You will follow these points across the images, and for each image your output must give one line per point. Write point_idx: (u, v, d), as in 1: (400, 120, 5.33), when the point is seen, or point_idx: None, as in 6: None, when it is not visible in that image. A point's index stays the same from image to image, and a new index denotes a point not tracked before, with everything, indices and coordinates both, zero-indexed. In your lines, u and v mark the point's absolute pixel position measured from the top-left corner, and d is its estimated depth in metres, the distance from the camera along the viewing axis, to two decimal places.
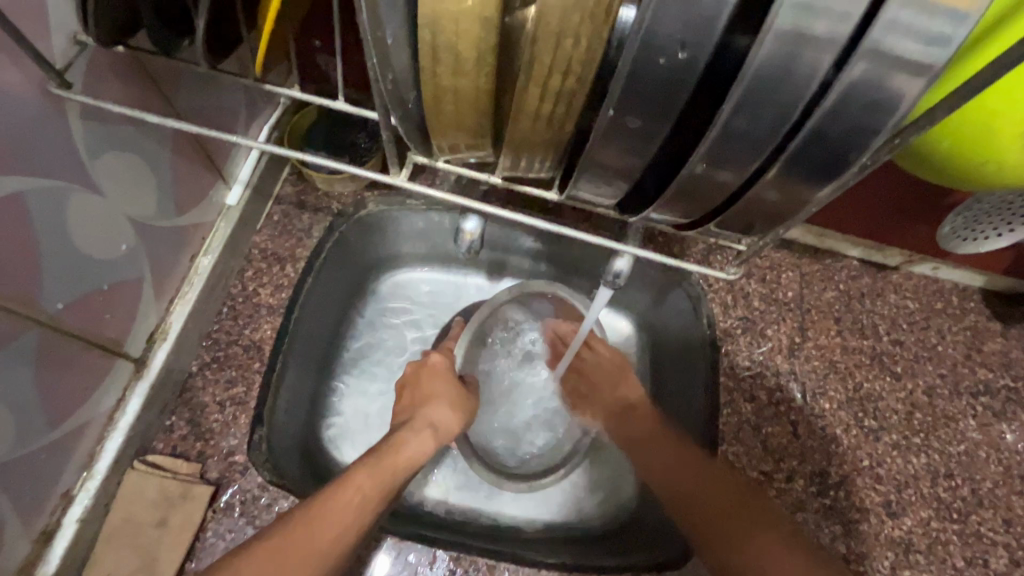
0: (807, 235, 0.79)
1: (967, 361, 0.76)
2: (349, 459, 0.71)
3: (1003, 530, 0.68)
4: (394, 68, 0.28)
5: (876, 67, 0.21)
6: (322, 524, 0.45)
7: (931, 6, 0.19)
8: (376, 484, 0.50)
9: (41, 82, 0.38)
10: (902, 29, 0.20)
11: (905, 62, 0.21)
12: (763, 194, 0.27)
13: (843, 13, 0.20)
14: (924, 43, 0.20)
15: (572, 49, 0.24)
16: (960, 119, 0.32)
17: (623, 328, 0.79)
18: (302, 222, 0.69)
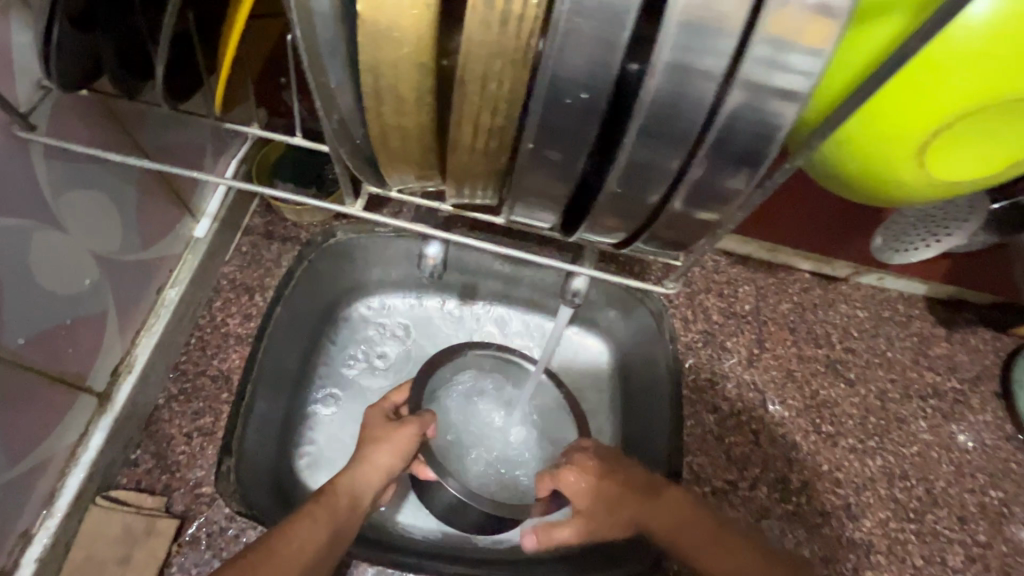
0: (760, 251, 0.84)
1: (915, 365, 0.81)
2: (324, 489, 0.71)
3: (958, 527, 0.70)
4: (341, 108, 0.30)
5: (752, 96, 0.23)
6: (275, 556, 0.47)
7: (791, 42, 0.22)
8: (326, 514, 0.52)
9: (6, 126, 0.39)
10: (769, 66, 0.23)
11: (776, 90, 0.23)
12: (679, 214, 0.30)
13: (719, 49, 0.23)
14: (789, 75, 0.23)
15: (497, 90, 0.27)
16: (853, 139, 0.36)
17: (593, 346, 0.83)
18: (271, 252, 0.71)
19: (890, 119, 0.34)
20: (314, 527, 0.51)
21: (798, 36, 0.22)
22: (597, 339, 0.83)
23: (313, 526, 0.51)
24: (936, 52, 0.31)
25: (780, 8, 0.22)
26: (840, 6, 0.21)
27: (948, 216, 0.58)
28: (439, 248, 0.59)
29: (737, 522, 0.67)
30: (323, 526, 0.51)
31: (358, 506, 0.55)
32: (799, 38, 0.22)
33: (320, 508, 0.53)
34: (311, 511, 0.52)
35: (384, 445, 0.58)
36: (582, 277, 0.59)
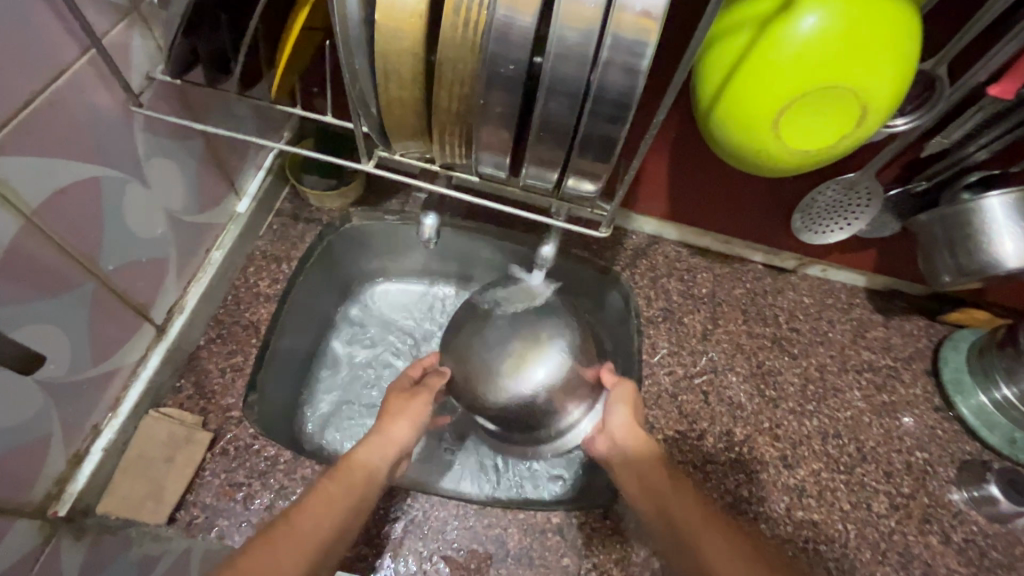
0: (717, 243, 0.96)
1: (854, 344, 0.92)
2: (327, 440, 0.83)
3: (884, 480, 0.80)
4: (361, 83, 0.45)
5: (612, 69, 0.36)
6: (296, 531, 0.53)
7: (631, 34, 0.35)
8: (343, 490, 0.59)
9: (122, 103, 0.54)
10: (619, 48, 0.35)
11: (626, 66, 0.36)
12: (584, 160, 0.43)
13: (587, 39, 0.35)
14: (632, 55, 0.35)
15: (462, 68, 0.40)
16: (730, 114, 0.50)
17: None
18: (297, 230, 0.86)
19: (750, 98, 0.48)
20: (331, 503, 0.57)
21: (633, 29, 0.34)
22: None
23: (330, 501, 0.57)
24: (775, 48, 0.45)
25: (620, 12, 0.34)
26: (656, 12, 0.34)
27: (850, 203, 0.72)
28: (435, 220, 0.73)
29: (685, 464, 0.77)
30: (338, 501, 0.58)
31: (375, 478, 0.62)
32: (633, 30, 0.34)
33: (335, 481, 0.59)
34: (326, 488, 0.58)
35: (399, 418, 0.68)
36: (549, 245, 0.72)
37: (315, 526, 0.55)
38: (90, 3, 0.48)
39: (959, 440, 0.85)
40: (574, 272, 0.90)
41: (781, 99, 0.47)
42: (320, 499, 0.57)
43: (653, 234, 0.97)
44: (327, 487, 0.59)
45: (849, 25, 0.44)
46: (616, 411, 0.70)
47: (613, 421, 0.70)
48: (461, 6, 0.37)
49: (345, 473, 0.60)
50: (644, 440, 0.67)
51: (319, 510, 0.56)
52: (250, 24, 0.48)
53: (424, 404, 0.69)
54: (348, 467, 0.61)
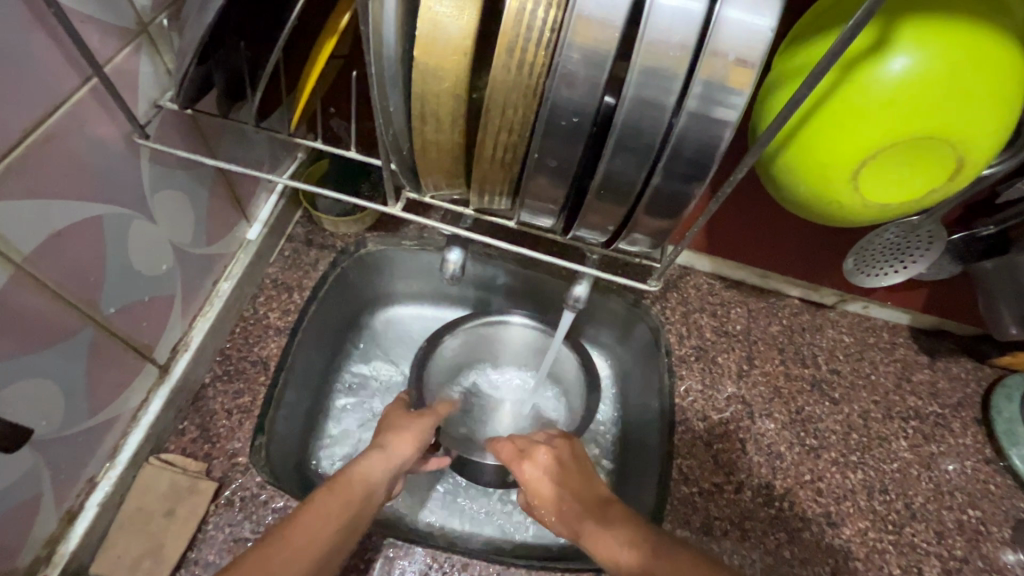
0: (753, 276, 0.90)
1: (898, 389, 0.86)
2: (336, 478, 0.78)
3: (935, 541, 0.74)
4: (394, 126, 0.40)
5: (696, 121, 0.31)
6: (288, 547, 0.47)
7: (722, 83, 0.30)
8: (342, 504, 0.52)
9: (127, 134, 0.49)
10: (706, 100, 0.30)
11: (714, 118, 0.31)
12: (645, 221, 0.38)
13: (667, 90, 0.30)
14: (722, 105, 0.30)
15: (513, 116, 0.35)
16: (802, 163, 0.44)
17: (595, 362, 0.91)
18: (310, 257, 0.82)
19: (828, 147, 0.42)
20: (328, 518, 0.50)
21: (725, 78, 0.29)
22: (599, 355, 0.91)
23: (327, 516, 0.50)
24: (859, 92, 0.40)
25: (709, 60, 0.29)
26: (754, 59, 0.29)
27: (910, 246, 0.66)
28: (459, 255, 0.68)
29: (721, 521, 0.72)
30: (335, 518, 0.51)
31: (373, 497, 0.55)
32: (725, 80, 0.29)
33: (335, 496, 0.52)
34: (325, 501, 0.51)
35: (401, 433, 0.62)
36: (582, 285, 0.67)
37: (309, 542, 0.48)
38: (93, 29, 0.43)
39: (1014, 496, 0.79)
40: (602, 305, 0.85)
41: (865, 150, 0.42)
42: (316, 509, 0.50)
43: (684, 265, 0.92)
44: (323, 499, 0.52)
45: (948, 68, 0.39)
46: (545, 481, 0.61)
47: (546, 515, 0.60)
48: (517, 45, 0.32)
49: (342, 486, 0.54)
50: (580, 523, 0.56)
51: (315, 525, 0.49)
52: (271, 55, 0.43)
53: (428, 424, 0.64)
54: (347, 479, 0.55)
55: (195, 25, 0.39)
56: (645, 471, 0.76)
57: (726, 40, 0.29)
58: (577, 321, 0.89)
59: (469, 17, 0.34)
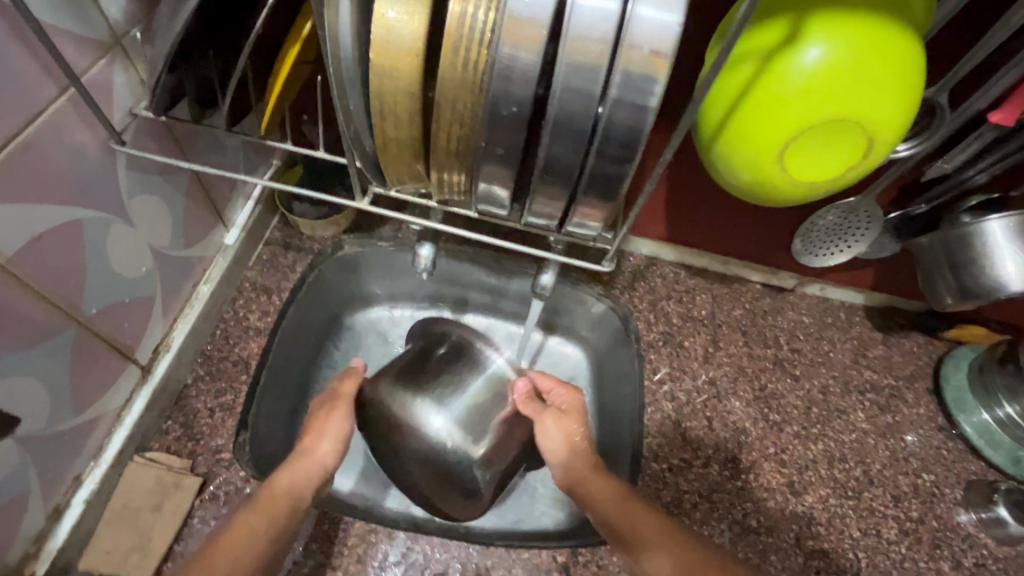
0: (715, 263, 0.95)
1: (855, 364, 0.91)
2: None
3: (892, 505, 0.78)
4: (355, 124, 0.43)
5: (620, 106, 0.35)
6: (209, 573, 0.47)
7: (640, 72, 0.33)
8: (266, 521, 0.52)
9: (104, 141, 0.52)
10: (627, 87, 0.34)
11: (636, 104, 0.34)
12: (588, 201, 0.41)
13: (593, 79, 0.34)
14: (643, 92, 0.34)
15: (461, 110, 0.39)
16: (734, 150, 0.49)
17: (568, 351, 0.94)
18: (288, 260, 0.85)
19: (755, 130, 0.47)
20: (251, 536, 0.51)
21: (642, 67, 0.33)
22: (573, 344, 0.94)
23: (250, 533, 0.51)
24: (779, 80, 0.45)
25: (627, 52, 0.33)
26: (666, 50, 0.33)
27: (850, 224, 0.71)
28: (430, 250, 0.70)
29: (690, 495, 0.76)
30: (260, 532, 0.51)
31: (300, 506, 0.56)
32: (642, 70, 0.33)
33: (256, 511, 0.53)
34: (247, 519, 0.52)
35: (319, 434, 0.62)
36: (549, 274, 0.70)
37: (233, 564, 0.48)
38: (70, 43, 0.46)
39: (964, 460, 0.84)
40: (574, 297, 0.88)
41: (787, 132, 0.46)
42: (238, 529, 0.50)
43: (650, 256, 0.97)
44: (245, 518, 0.52)
45: (851, 57, 0.43)
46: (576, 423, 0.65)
47: (550, 444, 0.64)
48: (460, 46, 0.36)
49: (266, 502, 0.54)
50: (586, 451, 0.63)
51: (237, 543, 0.50)
52: (239, 62, 0.46)
53: (344, 419, 0.63)
54: (270, 497, 0.55)
55: (165, 37, 0.42)
56: (618, 450, 0.80)
57: (641, 34, 0.32)
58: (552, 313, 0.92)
59: (419, 21, 0.38)
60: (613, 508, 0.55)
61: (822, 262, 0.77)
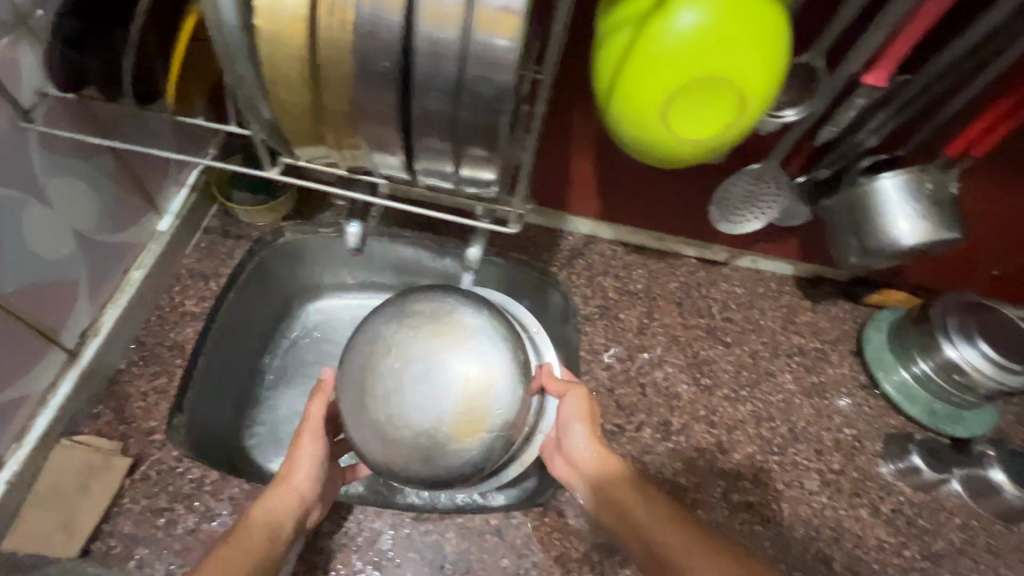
0: (650, 239, 0.99)
1: (784, 330, 0.95)
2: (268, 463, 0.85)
3: (815, 458, 0.82)
4: (251, 89, 0.45)
5: (482, 60, 0.38)
6: None
7: (495, 27, 0.37)
8: (242, 559, 0.53)
9: (11, 118, 0.53)
10: (485, 43, 0.38)
11: (497, 58, 0.38)
12: (472, 151, 0.45)
13: (456, 35, 0.38)
14: (501, 46, 0.37)
15: (342, 69, 0.40)
16: (623, 108, 0.52)
17: None
18: (226, 247, 0.86)
19: (637, 91, 0.50)
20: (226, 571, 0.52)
21: (496, 23, 0.37)
22: None
23: (225, 570, 0.52)
24: (653, 43, 0.48)
25: (482, 11, 0.37)
26: (516, 8, 0.36)
27: (759, 194, 0.75)
28: (357, 228, 0.72)
29: (623, 457, 0.79)
30: (236, 566, 0.53)
31: (278, 537, 0.57)
32: (497, 25, 0.37)
33: (230, 549, 0.54)
34: (221, 554, 0.53)
35: (292, 465, 0.60)
36: (476, 248, 0.73)
37: None
38: None
39: (885, 415, 0.89)
40: (519, 277, 0.89)
41: (665, 91, 0.49)
42: (213, 568, 0.52)
43: (589, 235, 0.99)
44: (219, 555, 0.53)
45: (716, 14, 0.47)
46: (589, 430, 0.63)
47: (575, 442, 0.63)
48: (335, 8, 0.38)
49: (241, 536, 0.55)
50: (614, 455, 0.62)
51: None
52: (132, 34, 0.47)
53: (319, 446, 0.61)
54: (246, 532, 0.56)
55: None
56: None
57: None
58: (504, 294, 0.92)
59: None
60: (654, 525, 0.56)
61: (739, 230, 0.81)
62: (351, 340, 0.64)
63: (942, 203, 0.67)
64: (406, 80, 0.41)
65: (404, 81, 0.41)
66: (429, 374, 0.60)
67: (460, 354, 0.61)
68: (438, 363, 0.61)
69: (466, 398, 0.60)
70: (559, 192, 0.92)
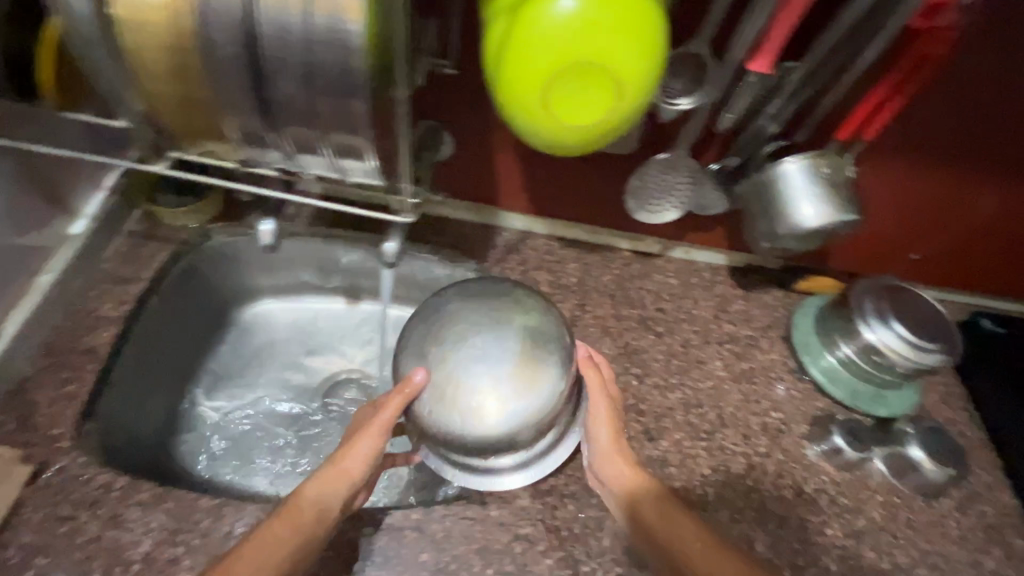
0: (583, 233, 0.99)
1: (716, 318, 0.97)
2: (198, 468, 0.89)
3: (742, 442, 0.84)
4: (112, 81, 0.46)
5: (331, 41, 0.40)
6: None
7: (340, 9, 0.39)
8: (291, 531, 0.60)
9: None
10: (331, 24, 0.39)
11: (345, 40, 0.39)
12: (341, 135, 0.46)
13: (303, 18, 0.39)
14: (347, 27, 0.39)
15: (190, 58, 0.42)
16: (501, 75, 0.52)
17: None
18: (146, 250, 0.85)
19: (517, 78, 0.51)
20: (274, 547, 0.58)
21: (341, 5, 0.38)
22: None
23: (275, 544, 0.59)
24: (526, 30, 0.49)
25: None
26: None
27: (675, 182, 0.77)
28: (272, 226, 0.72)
29: None
30: (282, 542, 0.59)
31: (326, 517, 0.62)
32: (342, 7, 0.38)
33: (283, 523, 0.60)
34: (274, 529, 0.60)
35: (353, 451, 0.67)
36: None
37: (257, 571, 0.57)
38: None
39: (812, 398, 0.90)
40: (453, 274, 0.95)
41: (543, 77, 0.50)
42: (264, 539, 0.59)
43: (524, 230, 1.00)
44: (273, 527, 0.60)
45: None
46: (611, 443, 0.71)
47: (599, 448, 0.72)
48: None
49: (295, 511, 0.61)
50: (636, 466, 0.70)
51: (259, 554, 0.58)
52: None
53: (377, 438, 0.67)
54: (297, 509, 0.62)
55: None
56: None
57: None
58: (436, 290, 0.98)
59: None
60: (663, 525, 0.66)
61: (656, 219, 0.83)
62: (417, 329, 0.69)
63: (842, 186, 0.69)
64: (252, 67, 0.41)
65: (251, 67, 0.41)
66: (490, 380, 0.64)
67: (524, 367, 0.65)
68: (504, 366, 0.65)
69: (513, 407, 0.64)
70: (488, 186, 0.92)
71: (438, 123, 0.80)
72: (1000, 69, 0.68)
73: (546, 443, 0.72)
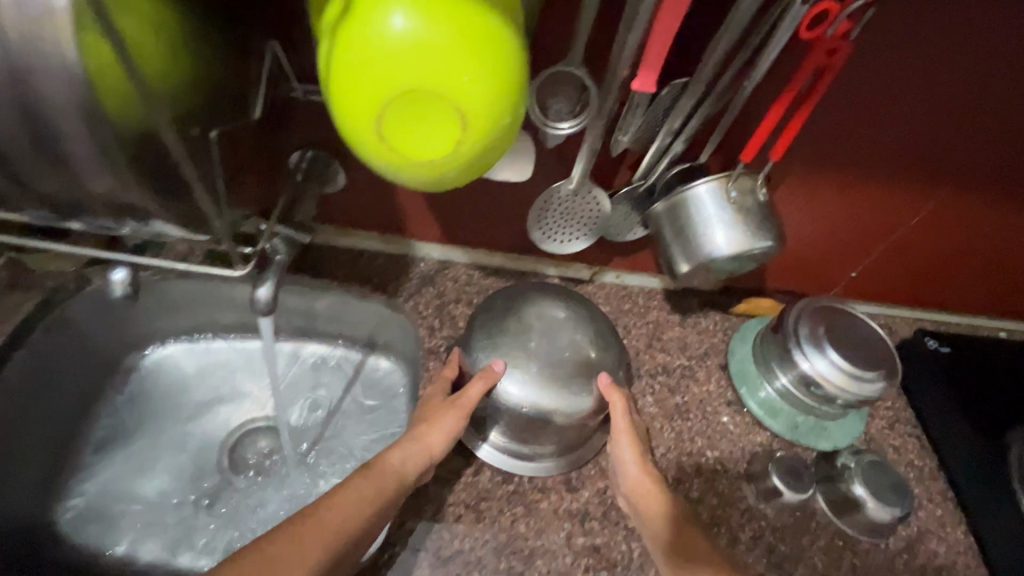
0: (506, 260, 0.92)
1: (648, 348, 0.90)
2: (84, 535, 0.83)
3: (673, 487, 0.78)
4: None
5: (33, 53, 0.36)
6: (325, 521, 0.59)
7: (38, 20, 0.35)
8: (373, 490, 0.63)
9: None
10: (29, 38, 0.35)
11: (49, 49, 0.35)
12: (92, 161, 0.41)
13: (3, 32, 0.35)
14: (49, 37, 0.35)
15: None
16: (338, 96, 0.45)
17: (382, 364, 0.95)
18: (8, 301, 0.78)
19: (348, 100, 0.44)
20: (360, 504, 0.61)
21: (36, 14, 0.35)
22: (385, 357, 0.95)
23: (359, 500, 0.62)
24: (344, 47, 0.43)
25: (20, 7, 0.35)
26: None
27: (581, 211, 0.71)
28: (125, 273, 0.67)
29: (456, 506, 0.71)
30: (365, 502, 0.62)
31: (404, 480, 0.66)
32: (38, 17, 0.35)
33: (363, 484, 0.63)
34: (353, 488, 0.62)
35: (434, 426, 0.69)
36: (266, 288, 0.67)
37: (341, 521, 0.59)
38: None
39: (751, 432, 0.84)
40: (369, 310, 0.89)
41: (368, 96, 0.43)
42: (348, 497, 0.61)
43: (442, 260, 0.92)
44: (358, 485, 0.63)
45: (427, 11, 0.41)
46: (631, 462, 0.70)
47: (624, 468, 0.71)
48: None
49: (377, 474, 0.64)
50: (660, 482, 0.69)
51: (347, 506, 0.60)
52: None
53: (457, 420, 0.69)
54: (381, 472, 0.65)
55: None
56: None
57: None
58: (354, 324, 0.92)
59: None
60: (679, 538, 0.64)
61: (565, 250, 0.76)
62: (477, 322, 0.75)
63: (751, 209, 0.63)
64: None
65: None
66: (552, 374, 0.70)
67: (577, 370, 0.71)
68: (557, 362, 0.70)
69: (564, 404, 0.69)
70: (395, 215, 0.85)
71: (323, 152, 0.73)
72: (931, 74, 0.63)
73: (561, 446, 0.75)
